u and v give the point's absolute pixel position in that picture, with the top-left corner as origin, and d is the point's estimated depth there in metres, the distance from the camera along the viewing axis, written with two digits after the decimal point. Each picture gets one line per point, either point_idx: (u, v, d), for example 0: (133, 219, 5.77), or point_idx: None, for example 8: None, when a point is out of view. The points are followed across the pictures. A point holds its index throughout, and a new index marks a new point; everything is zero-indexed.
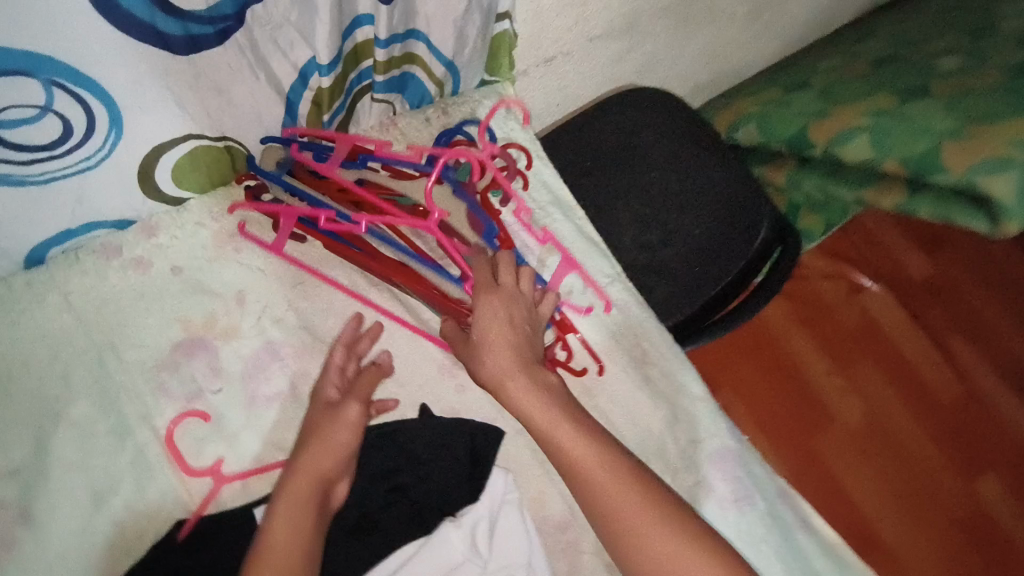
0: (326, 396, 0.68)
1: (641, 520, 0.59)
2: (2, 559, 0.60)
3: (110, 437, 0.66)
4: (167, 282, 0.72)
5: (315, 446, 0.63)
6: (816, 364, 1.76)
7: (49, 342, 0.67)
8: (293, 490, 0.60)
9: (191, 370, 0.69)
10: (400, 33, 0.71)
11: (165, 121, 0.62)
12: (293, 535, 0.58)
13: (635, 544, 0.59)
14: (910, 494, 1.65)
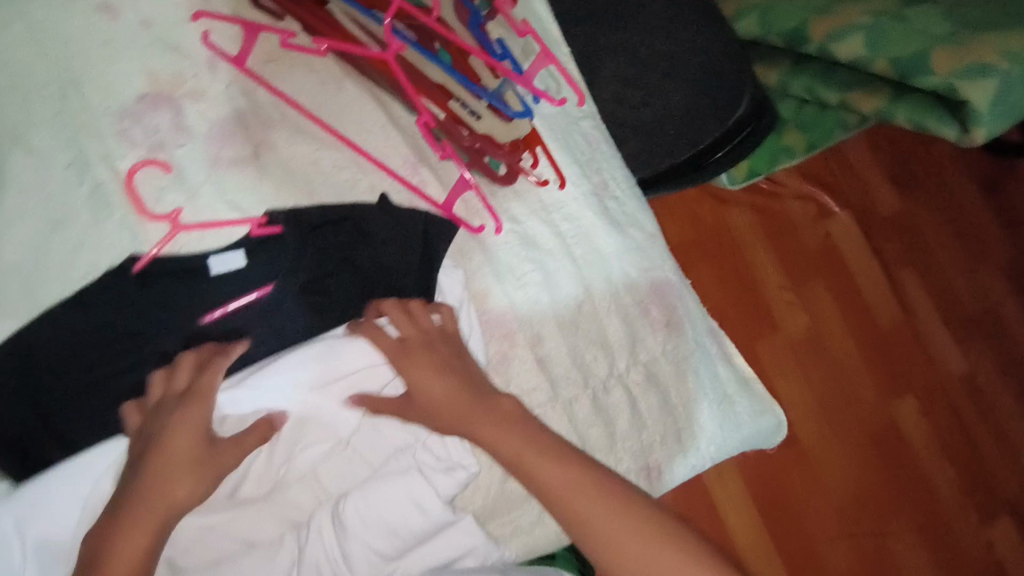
0: (203, 414, 0.59)
1: (549, 474, 0.60)
2: None
3: (69, 171, 0.66)
4: (138, 31, 0.70)
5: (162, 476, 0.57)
6: (776, 280, 1.64)
7: (10, 68, 0.66)
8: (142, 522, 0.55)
9: (155, 122, 0.69)
10: None
11: None
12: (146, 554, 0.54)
13: (543, 489, 0.60)
14: (847, 420, 1.60)
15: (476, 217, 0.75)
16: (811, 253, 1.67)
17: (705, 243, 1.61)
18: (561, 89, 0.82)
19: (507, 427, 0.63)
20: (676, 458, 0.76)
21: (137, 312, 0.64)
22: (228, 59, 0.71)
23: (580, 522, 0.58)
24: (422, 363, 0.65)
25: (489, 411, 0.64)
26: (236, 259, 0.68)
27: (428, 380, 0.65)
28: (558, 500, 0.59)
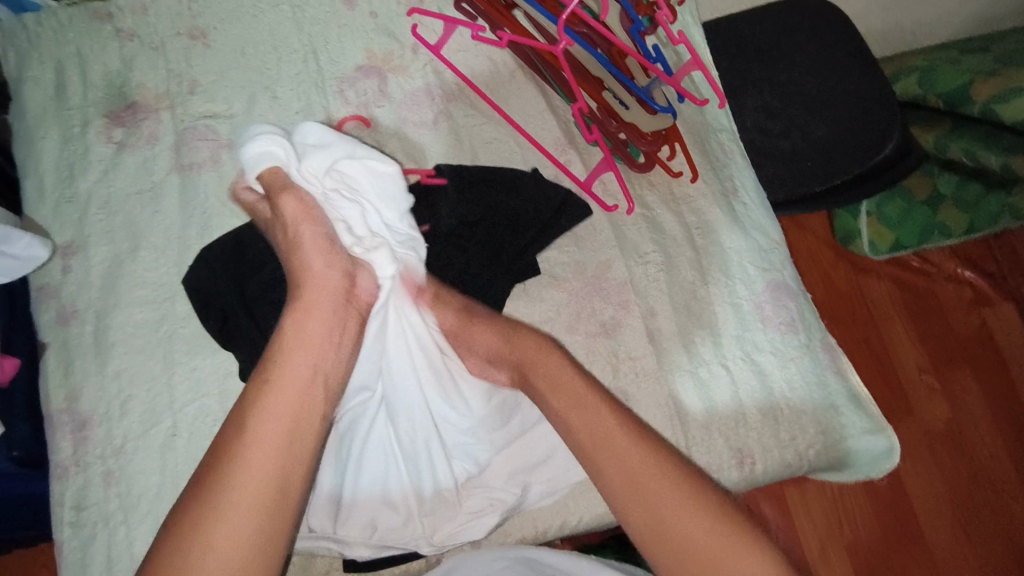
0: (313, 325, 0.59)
1: (660, 481, 0.55)
2: (208, 168, 0.81)
3: (298, 116, 0.84)
4: (365, 19, 0.89)
5: (280, 409, 0.54)
6: (915, 365, 1.33)
7: (273, 38, 0.87)
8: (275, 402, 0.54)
9: (365, 87, 0.86)
10: None
11: None
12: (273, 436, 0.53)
13: (643, 495, 0.54)
14: (996, 555, 1.24)
15: (611, 197, 0.84)
16: (963, 343, 1.35)
17: (831, 308, 1.37)
18: (704, 91, 0.91)
19: (619, 417, 0.60)
20: (775, 456, 0.74)
21: None
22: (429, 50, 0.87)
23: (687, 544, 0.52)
24: (522, 337, 0.67)
25: (608, 400, 0.61)
26: None
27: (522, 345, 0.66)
28: (657, 512, 0.53)
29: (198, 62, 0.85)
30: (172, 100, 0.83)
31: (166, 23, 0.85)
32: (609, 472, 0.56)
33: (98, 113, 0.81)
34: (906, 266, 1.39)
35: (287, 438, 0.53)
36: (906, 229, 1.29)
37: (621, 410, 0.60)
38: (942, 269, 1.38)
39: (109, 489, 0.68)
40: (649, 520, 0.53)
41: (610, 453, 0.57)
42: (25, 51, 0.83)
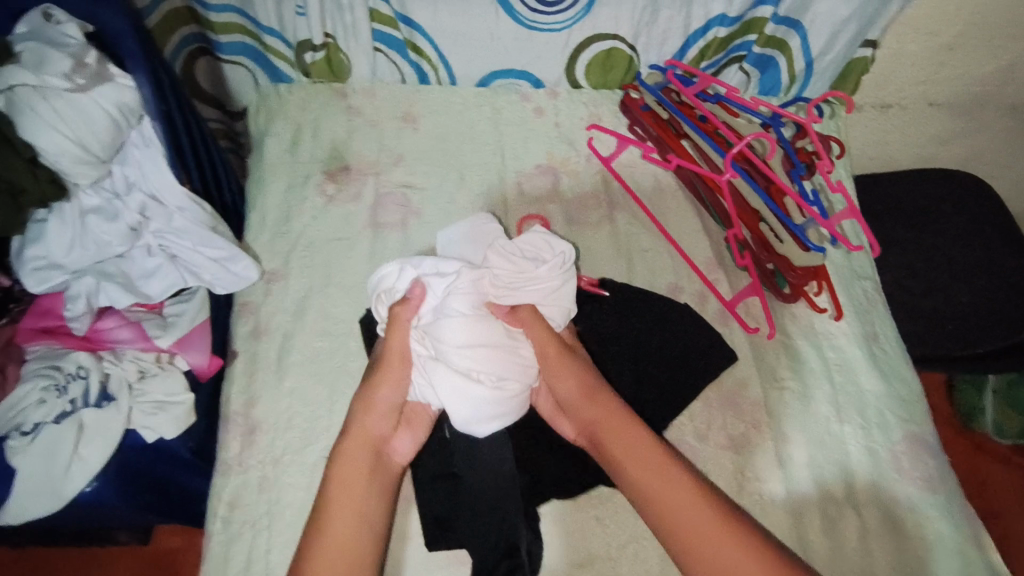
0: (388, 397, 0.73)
1: (702, 518, 0.61)
2: (396, 229, 0.91)
3: (480, 197, 0.95)
4: (550, 128, 1.01)
5: (357, 447, 0.69)
6: None
7: (472, 130, 0.99)
8: (351, 447, 0.69)
9: (542, 183, 0.97)
10: (765, 56, 0.98)
11: (601, 23, 0.94)
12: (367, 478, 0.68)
13: (661, 499, 0.64)
14: None
15: (753, 320, 0.88)
16: None
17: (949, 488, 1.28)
18: (855, 237, 0.96)
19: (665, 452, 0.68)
20: None
21: None
22: (603, 164, 0.98)
23: (701, 555, 0.59)
24: (564, 362, 0.74)
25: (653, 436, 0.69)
26: None
27: (555, 371, 0.74)
28: (671, 520, 0.62)
29: (404, 139, 0.98)
30: (377, 166, 0.96)
31: (386, 106, 1.00)
32: (639, 487, 0.65)
33: (319, 168, 0.96)
34: None
35: (365, 477, 0.68)
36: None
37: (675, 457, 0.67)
38: None
39: (261, 493, 0.74)
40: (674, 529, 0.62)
41: (658, 484, 0.65)
42: (273, 111, 0.99)
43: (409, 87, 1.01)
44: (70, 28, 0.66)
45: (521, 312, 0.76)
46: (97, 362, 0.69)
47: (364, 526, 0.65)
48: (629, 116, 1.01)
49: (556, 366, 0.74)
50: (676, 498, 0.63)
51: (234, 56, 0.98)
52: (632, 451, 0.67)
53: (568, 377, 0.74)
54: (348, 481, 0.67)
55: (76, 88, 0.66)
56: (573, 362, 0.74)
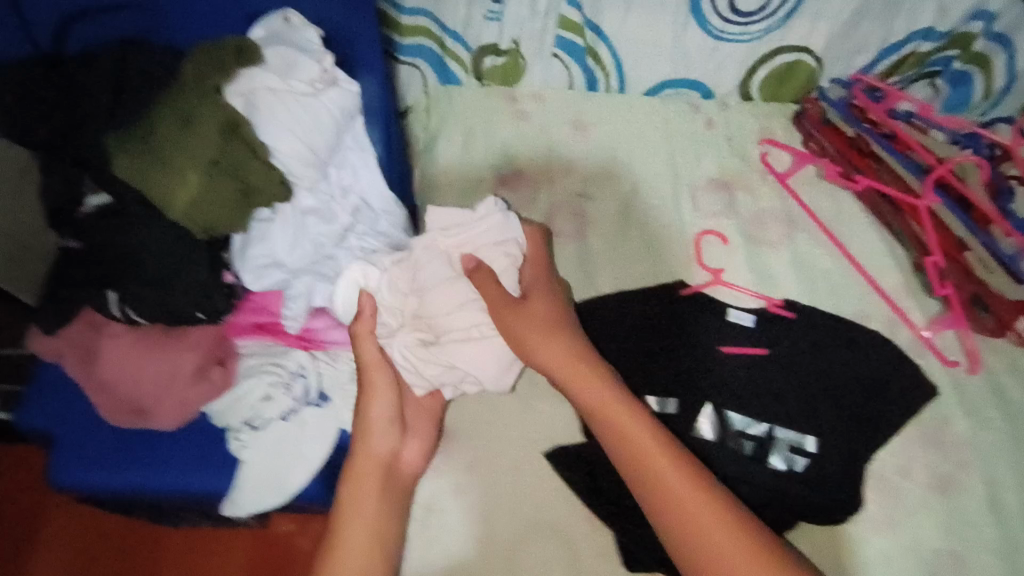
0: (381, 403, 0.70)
1: (717, 533, 0.59)
2: (572, 239, 0.90)
3: (654, 210, 0.93)
4: (722, 141, 0.98)
5: (364, 470, 0.67)
6: None
7: (643, 141, 0.97)
8: (359, 471, 0.67)
9: (717, 198, 0.94)
10: (962, 72, 0.92)
11: (795, 35, 0.89)
12: (379, 502, 0.67)
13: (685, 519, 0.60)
14: None
15: (952, 353, 0.83)
16: None
17: None
18: None
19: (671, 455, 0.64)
20: None
21: (678, 317, 0.85)
22: (780, 180, 0.95)
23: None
24: (548, 336, 0.70)
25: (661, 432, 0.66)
26: (747, 318, 0.85)
27: (536, 343, 0.69)
28: (700, 545, 0.58)
29: (577, 147, 0.97)
30: (550, 175, 0.95)
31: (556, 112, 0.98)
32: (660, 507, 0.61)
33: (491, 172, 0.94)
34: None
35: (377, 499, 0.67)
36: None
37: (682, 458, 0.64)
38: None
39: (457, 501, 0.74)
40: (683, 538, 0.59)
41: (661, 491, 0.62)
42: (444, 112, 0.97)
43: (577, 94, 0.99)
44: (308, 32, 0.68)
45: (481, 273, 0.71)
46: (314, 362, 0.71)
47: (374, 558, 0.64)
48: (807, 133, 0.97)
49: (540, 341, 0.69)
50: (689, 506, 0.61)
51: (412, 59, 0.94)
52: (655, 467, 0.63)
53: (551, 344, 0.70)
54: (359, 507, 0.66)
55: (285, 74, 0.67)
56: (563, 341, 0.70)
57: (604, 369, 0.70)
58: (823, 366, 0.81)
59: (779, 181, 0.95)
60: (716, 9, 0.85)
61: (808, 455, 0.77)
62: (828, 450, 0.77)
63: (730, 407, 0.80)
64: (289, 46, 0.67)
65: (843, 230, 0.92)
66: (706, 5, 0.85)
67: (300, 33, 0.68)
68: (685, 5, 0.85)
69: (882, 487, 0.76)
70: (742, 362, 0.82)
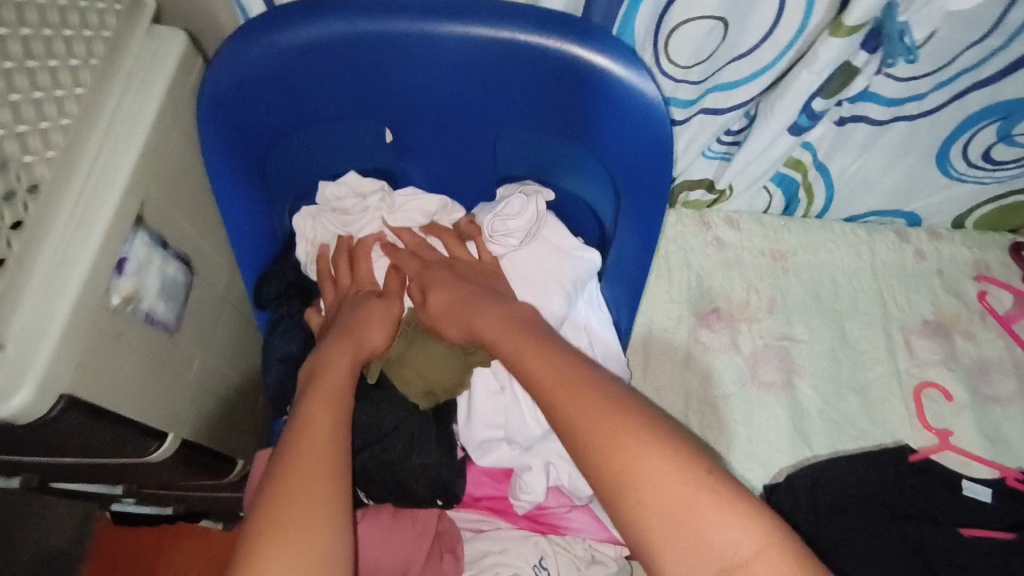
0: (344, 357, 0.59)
1: (634, 449, 0.46)
2: (781, 390, 0.84)
3: (867, 356, 0.86)
4: (934, 276, 0.91)
5: (323, 390, 0.55)
6: None
7: (848, 275, 0.91)
8: (318, 395, 0.55)
9: (935, 344, 0.87)
10: None
11: None
12: (332, 420, 0.53)
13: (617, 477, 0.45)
14: None
15: None
16: None
17: None
18: None
19: (583, 381, 0.51)
20: None
21: (905, 488, 0.77)
22: (1002, 323, 0.88)
23: (697, 527, 0.42)
24: (452, 280, 0.64)
25: (569, 360, 0.54)
26: (982, 492, 0.77)
27: (443, 294, 0.63)
28: (634, 492, 0.44)
29: (777, 281, 0.90)
30: (752, 312, 0.88)
31: (753, 240, 0.92)
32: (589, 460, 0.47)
33: (688, 310, 0.88)
34: None
35: (330, 421, 0.52)
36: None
37: (594, 380, 0.52)
38: None
39: None
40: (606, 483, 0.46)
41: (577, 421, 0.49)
42: None
43: (775, 220, 0.93)
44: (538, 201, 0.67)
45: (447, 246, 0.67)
46: (552, 551, 0.66)
47: (330, 480, 0.48)
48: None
49: (441, 287, 0.63)
50: (592, 421, 0.48)
51: None
52: (576, 415, 0.49)
53: (450, 295, 0.63)
54: (311, 439, 0.50)
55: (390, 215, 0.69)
56: (452, 275, 0.64)
57: (494, 300, 0.61)
58: None
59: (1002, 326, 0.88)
60: (966, 155, 0.78)
61: None
62: None
63: None
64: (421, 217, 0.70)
65: None
66: (957, 152, 0.77)
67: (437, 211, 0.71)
68: (934, 148, 0.77)
69: None
70: (992, 548, 0.73)
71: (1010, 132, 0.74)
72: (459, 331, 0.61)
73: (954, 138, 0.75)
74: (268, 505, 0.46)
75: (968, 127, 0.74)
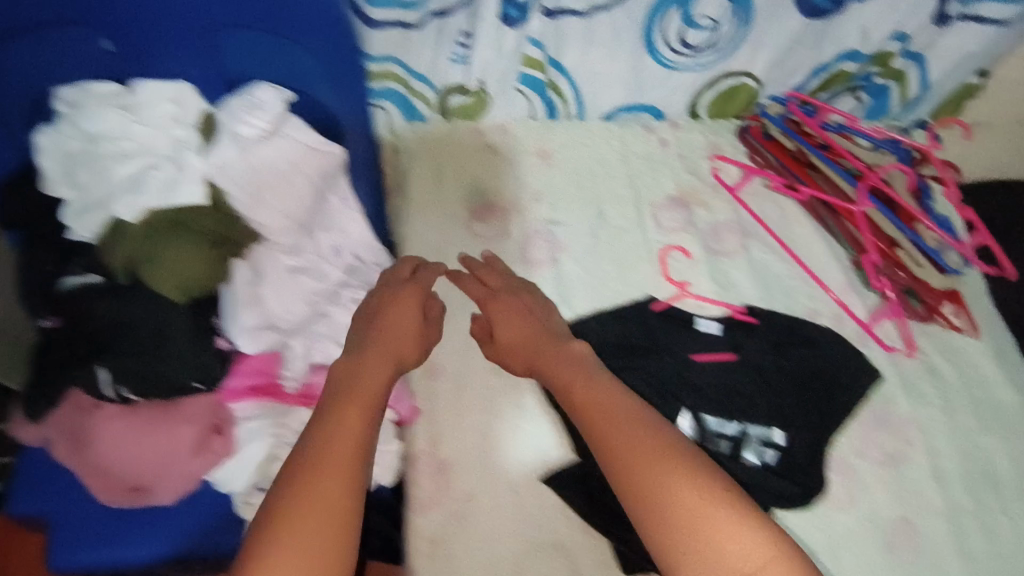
0: (360, 336, 0.70)
1: (689, 495, 0.56)
2: (548, 266, 0.95)
3: (620, 230, 0.99)
4: (676, 160, 1.05)
5: (346, 397, 0.61)
6: None
7: (604, 165, 1.04)
8: (351, 399, 0.61)
9: (676, 214, 1.01)
10: (913, 52, 0.97)
11: (738, 61, 0.97)
12: (355, 429, 0.59)
13: (641, 483, 0.58)
14: None
15: (891, 340, 0.93)
16: None
17: None
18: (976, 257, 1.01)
19: (648, 419, 0.64)
20: None
21: (650, 330, 0.91)
22: (732, 193, 1.03)
23: (696, 535, 0.55)
24: (516, 317, 0.80)
25: (636, 399, 0.66)
26: (713, 327, 0.92)
27: (504, 319, 0.81)
28: (670, 506, 0.56)
29: (543, 175, 1.02)
30: (521, 204, 0.99)
31: (521, 142, 1.04)
32: (607, 447, 0.62)
33: (464, 208, 0.99)
34: None
35: (355, 430, 0.58)
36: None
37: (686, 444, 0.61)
38: None
39: (460, 532, 0.78)
40: (652, 517, 0.57)
41: (627, 440, 0.61)
42: (413, 153, 1.02)
43: (541, 124, 1.05)
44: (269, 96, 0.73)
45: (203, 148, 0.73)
46: None
47: (352, 506, 0.54)
48: (749, 146, 1.06)
49: (504, 317, 0.81)
50: (642, 446, 0.60)
51: (378, 102, 0.97)
52: (630, 448, 0.60)
53: (506, 324, 0.80)
54: (337, 442, 0.57)
55: (136, 111, 0.72)
56: (510, 308, 0.81)
57: (570, 340, 0.78)
58: (785, 364, 0.89)
59: (733, 197, 1.03)
60: (666, 43, 0.92)
61: (779, 447, 0.84)
62: (797, 441, 0.84)
63: (704, 409, 0.86)
64: (168, 106, 0.73)
65: (788, 238, 1.01)
66: (658, 40, 0.92)
67: (181, 112, 0.74)
68: (638, 37, 0.91)
69: (842, 470, 0.84)
70: (713, 365, 0.89)
71: (690, 16, 0.88)
72: (521, 359, 0.78)
73: (650, 26, 0.89)
74: (287, 508, 0.52)
75: (656, 14, 0.88)
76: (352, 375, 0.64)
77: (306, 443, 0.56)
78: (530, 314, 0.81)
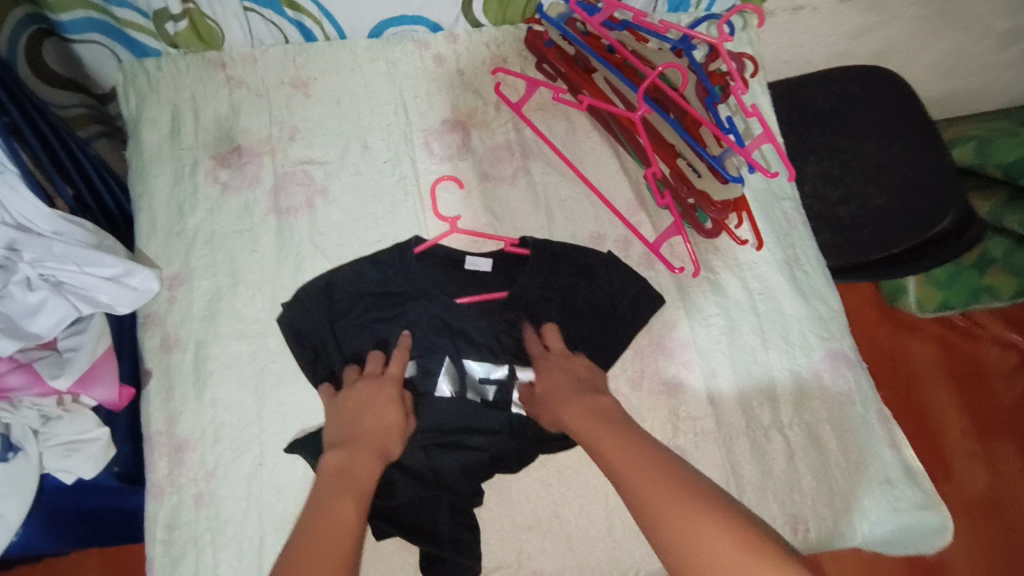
0: (341, 425, 0.71)
1: (711, 536, 0.52)
2: (303, 212, 0.86)
3: (387, 164, 0.90)
4: (455, 77, 0.94)
5: (340, 483, 0.64)
6: (953, 420, 1.32)
7: (369, 91, 0.92)
8: (340, 478, 0.64)
9: (450, 140, 0.91)
10: None
11: None
12: (346, 519, 0.60)
13: (671, 525, 0.54)
14: None
15: (678, 260, 0.88)
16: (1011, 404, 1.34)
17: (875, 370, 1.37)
18: (774, 163, 0.95)
19: (677, 468, 0.60)
20: (811, 523, 0.77)
21: (407, 279, 0.82)
22: (514, 110, 0.92)
23: None
24: (553, 375, 0.75)
25: (655, 445, 0.64)
26: (485, 264, 0.85)
27: (550, 387, 0.74)
28: (683, 537, 0.53)
29: (298, 108, 0.90)
30: (273, 144, 0.89)
31: (271, 71, 0.91)
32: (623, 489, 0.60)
33: (207, 154, 0.88)
34: (952, 325, 1.39)
35: (350, 509, 0.61)
36: (954, 289, 1.31)
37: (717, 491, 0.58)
38: (987, 331, 1.39)
39: (199, 511, 0.74)
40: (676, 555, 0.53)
41: (638, 481, 0.60)
42: (144, 93, 0.88)
43: (293, 47, 0.92)
44: None
45: None
46: None
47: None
48: (535, 53, 0.94)
49: (545, 371, 0.76)
50: (647, 485, 0.59)
51: (84, 35, 0.85)
52: (640, 488, 0.59)
53: (547, 381, 0.75)
54: (331, 524, 0.59)
55: None
56: (559, 370, 0.76)
57: (598, 386, 0.74)
58: (556, 298, 0.84)
59: (516, 115, 0.92)
60: None
61: None
62: None
63: (468, 352, 0.81)
64: None
65: (576, 157, 0.92)
66: None
67: None
68: None
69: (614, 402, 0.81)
70: (480, 307, 0.83)
71: None
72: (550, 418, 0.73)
73: None
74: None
75: None
76: (338, 446, 0.68)
77: (307, 531, 0.58)
78: (591, 379, 0.75)
